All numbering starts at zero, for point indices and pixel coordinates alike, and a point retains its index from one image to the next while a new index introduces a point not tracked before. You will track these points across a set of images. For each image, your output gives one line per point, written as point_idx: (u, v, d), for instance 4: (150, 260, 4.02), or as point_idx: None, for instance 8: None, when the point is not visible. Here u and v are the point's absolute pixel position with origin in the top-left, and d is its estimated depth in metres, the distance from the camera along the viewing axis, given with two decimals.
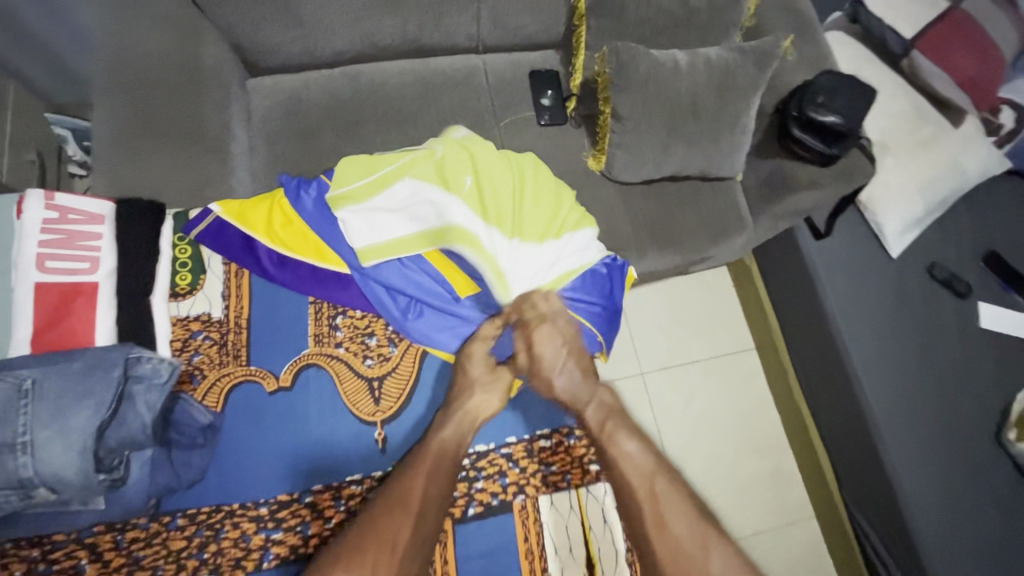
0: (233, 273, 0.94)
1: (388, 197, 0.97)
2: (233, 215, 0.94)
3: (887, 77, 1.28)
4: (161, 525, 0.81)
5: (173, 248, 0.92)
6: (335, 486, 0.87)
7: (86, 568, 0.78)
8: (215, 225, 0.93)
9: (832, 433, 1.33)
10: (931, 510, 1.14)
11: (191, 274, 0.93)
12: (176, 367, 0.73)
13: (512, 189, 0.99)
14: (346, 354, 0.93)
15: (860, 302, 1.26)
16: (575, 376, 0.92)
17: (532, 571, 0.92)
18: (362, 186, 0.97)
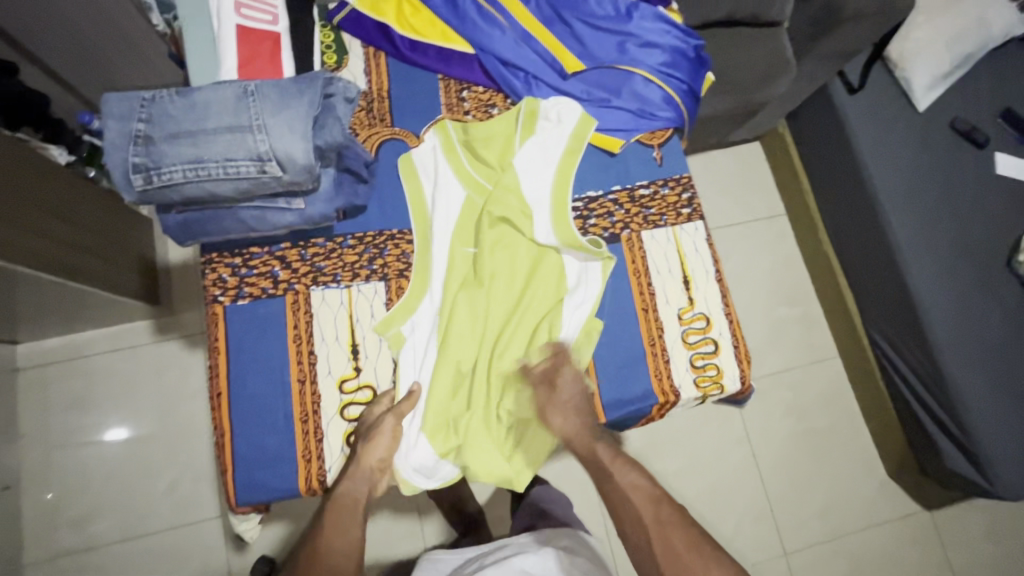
0: (372, 56, 0.90)
1: (441, 181, 0.82)
2: (367, 6, 0.90)
3: None
4: (336, 244, 0.78)
5: (319, 33, 0.89)
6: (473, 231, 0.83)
7: (279, 274, 0.76)
8: (353, 11, 0.89)
9: (859, 275, 1.47)
10: (949, 324, 1.30)
11: (336, 53, 0.89)
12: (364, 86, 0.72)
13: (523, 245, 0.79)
14: (473, 120, 0.87)
15: (889, 149, 1.39)
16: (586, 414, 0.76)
17: (645, 312, 0.81)
18: (467, 143, 0.83)
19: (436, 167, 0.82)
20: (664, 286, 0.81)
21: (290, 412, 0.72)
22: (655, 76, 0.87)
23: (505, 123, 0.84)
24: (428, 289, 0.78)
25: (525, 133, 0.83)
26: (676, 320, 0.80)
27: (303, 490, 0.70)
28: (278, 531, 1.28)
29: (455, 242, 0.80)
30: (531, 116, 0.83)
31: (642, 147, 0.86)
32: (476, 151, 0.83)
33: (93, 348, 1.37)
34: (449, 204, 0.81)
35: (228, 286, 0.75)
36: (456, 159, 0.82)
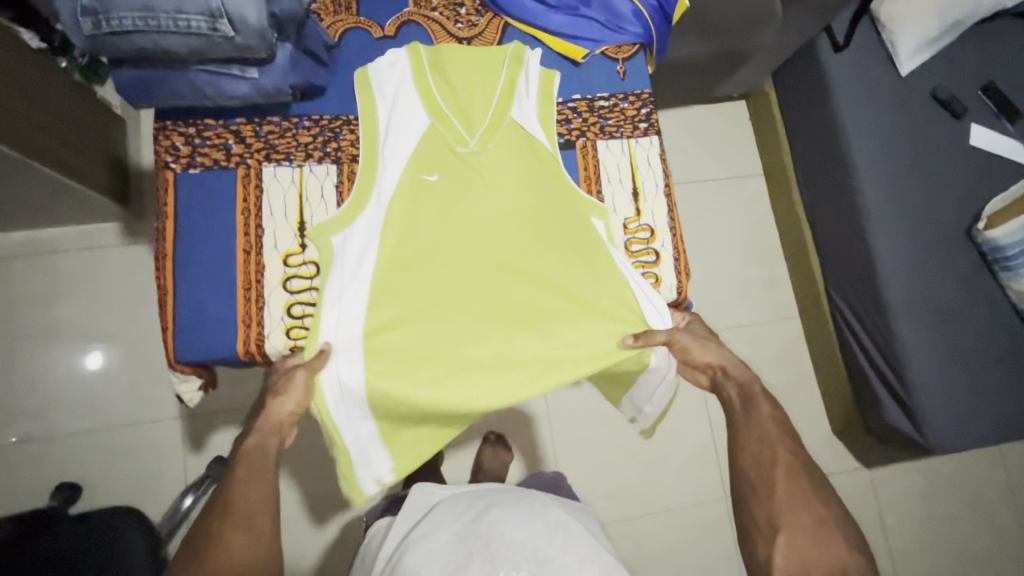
0: None
1: (402, 105, 0.79)
2: None
3: None
4: (291, 125, 0.78)
5: None
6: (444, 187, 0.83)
7: (231, 147, 0.76)
8: None
9: (826, 236, 1.50)
10: (904, 284, 1.33)
11: None
12: None
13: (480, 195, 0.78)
14: (439, 17, 0.85)
15: (867, 111, 1.40)
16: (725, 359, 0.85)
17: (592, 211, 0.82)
18: (439, 75, 0.81)
19: (396, 87, 0.79)
20: (613, 193, 0.83)
21: (234, 279, 0.74)
22: None
23: (489, 66, 0.82)
24: (367, 214, 0.75)
25: (507, 78, 0.82)
26: (621, 228, 0.82)
27: (240, 352, 0.73)
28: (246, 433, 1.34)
29: (409, 168, 0.77)
30: (515, 62, 0.82)
31: (606, 60, 0.86)
32: (445, 80, 0.80)
33: (61, 244, 1.37)
34: (409, 127, 0.78)
35: (180, 154, 0.75)
36: (422, 83, 0.79)
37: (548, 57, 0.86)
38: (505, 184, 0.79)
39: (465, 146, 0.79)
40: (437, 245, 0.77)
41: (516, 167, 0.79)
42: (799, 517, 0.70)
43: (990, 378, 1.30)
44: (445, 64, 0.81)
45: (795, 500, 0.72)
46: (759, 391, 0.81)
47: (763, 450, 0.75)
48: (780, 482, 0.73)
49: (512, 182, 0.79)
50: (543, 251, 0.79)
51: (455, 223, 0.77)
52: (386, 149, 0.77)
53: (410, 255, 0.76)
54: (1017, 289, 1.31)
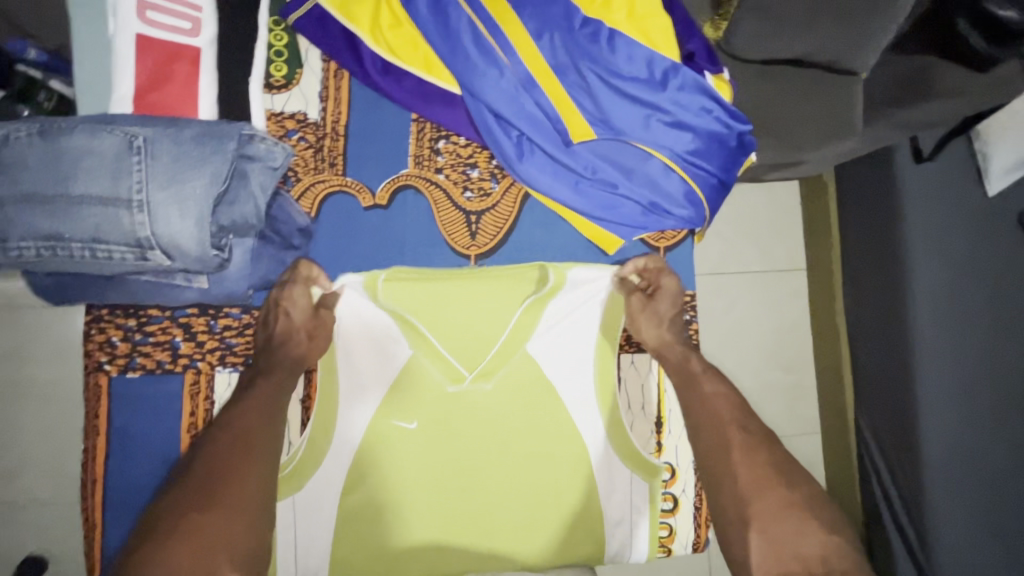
0: (331, 74, 0.98)
1: (386, 337, 0.95)
2: (368, 33, 0.92)
3: None
4: (250, 318, 0.95)
5: (270, 33, 0.97)
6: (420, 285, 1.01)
7: (179, 347, 0.93)
8: (317, 13, 0.94)
9: (866, 362, 1.33)
10: (947, 440, 1.19)
11: (286, 66, 0.97)
12: (286, 153, 0.84)
13: (454, 428, 0.93)
14: (444, 178, 1.00)
15: (940, 234, 1.21)
16: (665, 329, 0.99)
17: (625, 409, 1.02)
18: (435, 308, 0.97)
19: (376, 323, 0.96)
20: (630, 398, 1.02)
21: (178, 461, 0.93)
22: (676, 163, 0.88)
23: (500, 299, 0.98)
24: (344, 446, 0.91)
25: (527, 306, 0.97)
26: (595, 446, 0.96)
27: None
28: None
29: (386, 412, 0.92)
30: (535, 287, 0.98)
31: (646, 246, 1.04)
32: (434, 316, 0.96)
33: (28, 299, 1.26)
34: (394, 367, 0.94)
35: (121, 353, 0.91)
36: (412, 320, 0.96)
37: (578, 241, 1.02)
38: (491, 427, 0.94)
39: (455, 384, 0.94)
40: (421, 479, 0.91)
41: (501, 416, 0.94)
42: (765, 505, 0.78)
43: None
44: (439, 300, 0.97)
45: (762, 488, 0.80)
46: (696, 367, 0.96)
47: (719, 430, 0.89)
48: (738, 458, 0.84)
49: (504, 426, 0.94)
50: (525, 486, 0.93)
51: (445, 462, 0.92)
52: (372, 382, 0.94)
53: (406, 489, 0.92)
54: None
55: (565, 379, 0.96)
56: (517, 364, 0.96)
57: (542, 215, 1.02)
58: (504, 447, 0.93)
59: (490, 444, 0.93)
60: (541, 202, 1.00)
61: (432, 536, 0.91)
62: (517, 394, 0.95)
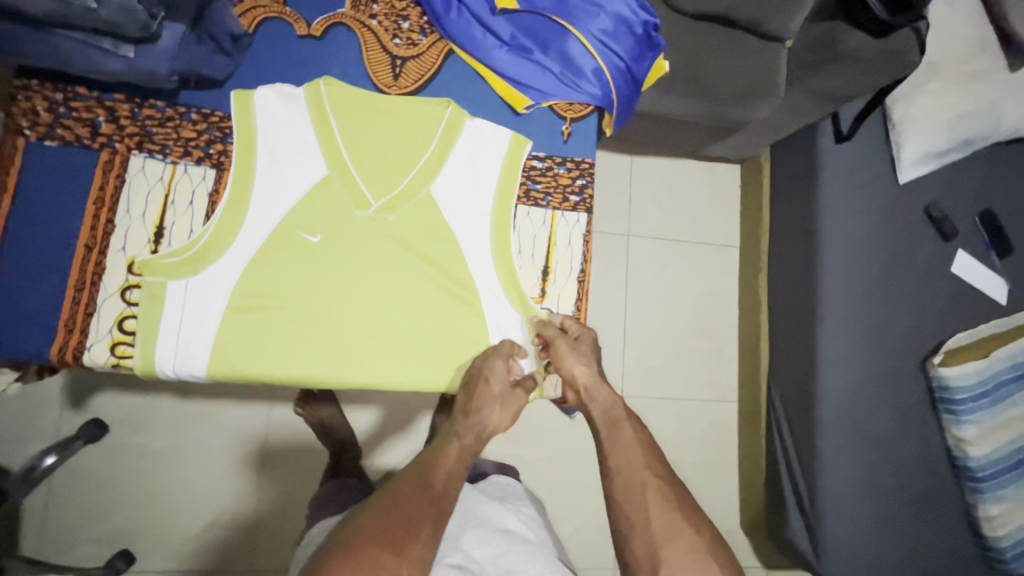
0: None
1: (287, 142, 0.70)
2: None
3: (959, 9, 1.28)
4: (176, 114, 0.69)
5: None
6: None
7: (100, 126, 0.67)
8: None
9: (780, 329, 1.40)
10: (842, 400, 1.24)
11: None
12: None
13: (347, 252, 0.70)
14: (376, 26, 0.75)
15: (851, 209, 1.30)
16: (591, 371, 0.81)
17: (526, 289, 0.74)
18: (360, 124, 0.72)
19: (285, 124, 0.70)
20: (519, 257, 0.74)
21: (64, 274, 0.65)
22: (592, 42, 0.76)
23: (422, 127, 0.73)
24: (203, 270, 0.66)
25: (440, 145, 0.73)
26: (519, 308, 0.74)
27: (52, 359, 0.63)
28: (151, 404, 1.29)
29: (292, 214, 0.69)
30: (450, 129, 0.74)
31: (553, 115, 0.77)
32: (355, 126, 0.71)
33: None
34: (302, 174, 0.70)
35: (39, 120, 0.66)
36: (324, 127, 0.71)
37: (487, 96, 0.76)
38: (388, 260, 0.71)
39: (363, 210, 0.71)
40: (288, 302, 0.68)
41: (410, 248, 0.72)
42: (677, 551, 0.67)
43: (905, 516, 1.24)
44: (361, 109, 0.72)
45: (675, 532, 0.69)
46: (624, 417, 0.79)
47: (631, 477, 0.73)
48: (653, 512, 0.70)
49: (393, 264, 0.71)
50: (412, 339, 0.71)
51: (323, 281, 0.69)
52: (260, 199, 0.68)
53: (262, 314, 0.67)
54: (955, 436, 1.24)
55: (476, 223, 0.73)
56: (413, 193, 0.72)
57: (483, 93, 0.77)
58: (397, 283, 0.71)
59: (407, 288, 0.71)
60: (469, 66, 0.76)
61: (250, 364, 0.66)
62: (444, 236, 0.72)
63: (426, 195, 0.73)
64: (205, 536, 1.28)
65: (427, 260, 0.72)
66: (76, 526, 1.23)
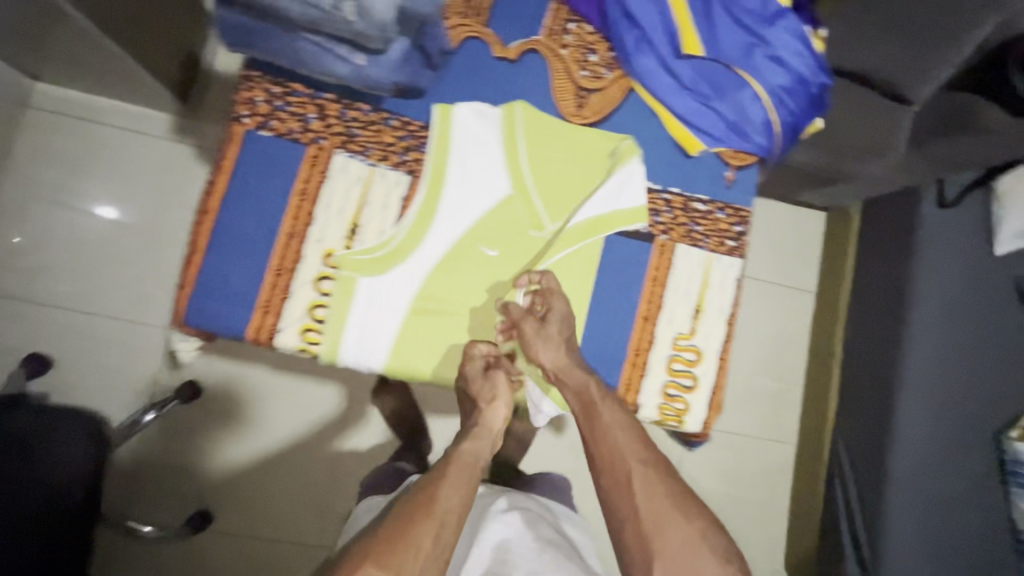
0: None
1: (477, 159, 0.74)
2: None
3: None
4: (379, 119, 0.73)
5: None
6: None
7: (310, 122, 0.71)
8: None
9: (854, 380, 1.41)
10: (916, 461, 1.26)
11: None
12: None
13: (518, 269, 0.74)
14: (567, 57, 0.78)
15: (947, 273, 1.30)
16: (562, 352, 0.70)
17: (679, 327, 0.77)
18: (543, 149, 0.76)
19: (479, 141, 0.74)
20: (675, 294, 0.77)
21: (266, 259, 0.69)
22: (768, 96, 0.78)
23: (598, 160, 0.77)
24: (393, 271, 0.71)
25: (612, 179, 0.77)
26: (670, 342, 0.77)
27: (249, 338, 0.68)
28: (238, 372, 1.29)
29: (475, 229, 0.73)
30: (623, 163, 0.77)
31: (719, 161, 0.80)
32: (539, 150, 0.75)
33: (109, 115, 1.32)
34: (486, 191, 0.74)
35: (257, 111, 0.70)
36: (512, 149, 0.75)
37: (660, 136, 0.80)
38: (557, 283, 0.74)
39: (537, 232, 0.75)
40: (461, 310, 0.72)
41: (575, 273, 0.75)
42: (669, 540, 0.64)
43: None
44: (546, 135, 0.76)
45: (663, 515, 0.65)
46: (599, 398, 0.70)
47: (613, 462, 0.67)
48: (642, 501, 0.66)
49: (558, 287, 0.75)
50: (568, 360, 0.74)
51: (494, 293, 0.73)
52: (449, 210, 0.73)
53: (439, 319, 0.72)
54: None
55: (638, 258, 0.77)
56: (580, 222, 0.75)
57: (656, 132, 0.80)
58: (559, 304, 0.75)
59: (569, 311, 0.75)
60: (645, 105, 0.80)
61: (421, 363, 0.71)
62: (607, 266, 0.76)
63: (591, 227, 0.75)
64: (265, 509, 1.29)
65: (591, 287, 0.76)
66: (156, 488, 1.23)
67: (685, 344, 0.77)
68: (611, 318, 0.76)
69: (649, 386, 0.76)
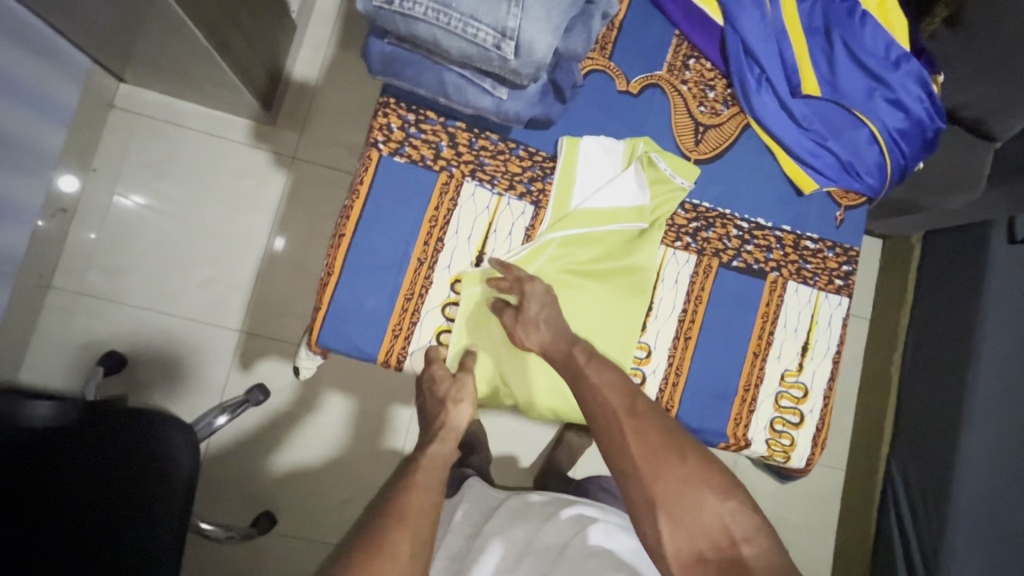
0: None
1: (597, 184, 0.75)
2: None
3: None
4: (506, 149, 0.74)
5: None
6: (690, 207, 0.79)
7: (442, 149, 0.73)
8: None
9: (913, 409, 1.42)
10: (981, 495, 1.25)
11: None
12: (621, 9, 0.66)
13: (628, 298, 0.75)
14: (687, 92, 0.79)
15: (1017, 308, 1.30)
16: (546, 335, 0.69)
17: (786, 363, 0.78)
18: (659, 182, 0.76)
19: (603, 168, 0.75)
20: (784, 331, 0.79)
21: (399, 283, 0.71)
22: (883, 138, 0.79)
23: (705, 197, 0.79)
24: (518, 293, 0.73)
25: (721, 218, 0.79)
26: (777, 378, 0.78)
27: (380, 360, 0.70)
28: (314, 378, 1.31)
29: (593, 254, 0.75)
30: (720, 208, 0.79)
31: (830, 201, 0.82)
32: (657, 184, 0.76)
33: (191, 118, 1.34)
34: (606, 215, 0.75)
35: (392, 137, 0.72)
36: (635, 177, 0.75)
37: (774, 173, 0.81)
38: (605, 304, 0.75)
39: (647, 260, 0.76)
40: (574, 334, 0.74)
41: (682, 305, 0.77)
42: (668, 485, 0.57)
43: None
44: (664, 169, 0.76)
45: (662, 461, 0.58)
46: (582, 362, 0.65)
47: (604, 419, 0.62)
48: (636, 454, 0.59)
49: (672, 320, 0.77)
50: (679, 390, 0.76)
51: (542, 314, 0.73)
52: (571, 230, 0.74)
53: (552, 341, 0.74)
54: None
55: (748, 296, 0.78)
56: (619, 230, 0.75)
57: (769, 169, 0.81)
58: (674, 338, 0.77)
59: (680, 343, 0.77)
60: (760, 141, 0.81)
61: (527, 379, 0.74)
62: (717, 302, 0.78)
63: (627, 241, 0.76)
64: (314, 516, 1.28)
65: (702, 320, 0.77)
66: (234, 492, 1.26)
67: (792, 381, 0.78)
68: (721, 351, 0.77)
69: (756, 419, 0.77)
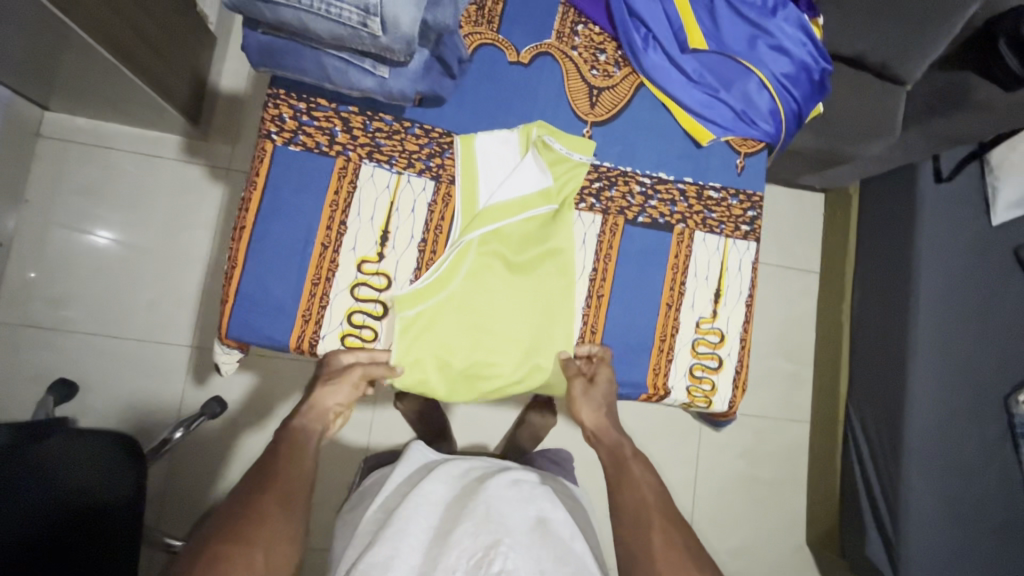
0: None
1: (502, 170, 0.76)
2: None
3: None
4: (402, 128, 0.75)
5: None
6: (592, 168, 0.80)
7: (336, 135, 0.74)
8: None
9: (863, 354, 1.44)
10: (928, 427, 1.29)
11: None
12: None
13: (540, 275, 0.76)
14: (577, 57, 0.81)
15: (946, 245, 1.34)
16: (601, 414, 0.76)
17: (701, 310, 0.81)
18: (562, 165, 0.78)
19: (505, 154, 0.77)
20: (695, 280, 0.81)
21: (305, 269, 0.72)
22: (772, 84, 0.82)
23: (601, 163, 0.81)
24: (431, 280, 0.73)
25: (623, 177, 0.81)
26: (692, 326, 0.80)
27: (293, 346, 0.72)
28: (268, 386, 1.31)
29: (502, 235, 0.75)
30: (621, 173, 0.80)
31: (729, 150, 0.84)
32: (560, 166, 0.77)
33: (121, 139, 1.34)
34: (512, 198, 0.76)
35: (284, 127, 0.73)
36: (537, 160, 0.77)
37: (671, 129, 0.83)
38: (520, 291, 0.76)
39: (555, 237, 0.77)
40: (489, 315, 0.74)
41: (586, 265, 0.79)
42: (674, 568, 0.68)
43: (985, 547, 1.28)
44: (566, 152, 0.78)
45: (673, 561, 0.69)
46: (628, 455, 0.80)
47: (638, 512, 0.73)
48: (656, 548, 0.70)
49: (583, 280, 0.79)
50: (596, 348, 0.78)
51: (453, 302, 0.73)
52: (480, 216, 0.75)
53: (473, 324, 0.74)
54: None
55: (657, 249, 0.80)
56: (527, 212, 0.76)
57: (667, 125, 0.83)
58: (587, 297, 0.79)
59: (593, 301, 0.79)
60: (655, 99, 0.83)
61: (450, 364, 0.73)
62: (626, 259, 0.80)
63: (542, 226, 0.77)
64: None
65: (614, 277, 0.79)
66: (193, 503, 1.25)
67: (708, 327, 0.81)
68: (634, 305, 0.79)
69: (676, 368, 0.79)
